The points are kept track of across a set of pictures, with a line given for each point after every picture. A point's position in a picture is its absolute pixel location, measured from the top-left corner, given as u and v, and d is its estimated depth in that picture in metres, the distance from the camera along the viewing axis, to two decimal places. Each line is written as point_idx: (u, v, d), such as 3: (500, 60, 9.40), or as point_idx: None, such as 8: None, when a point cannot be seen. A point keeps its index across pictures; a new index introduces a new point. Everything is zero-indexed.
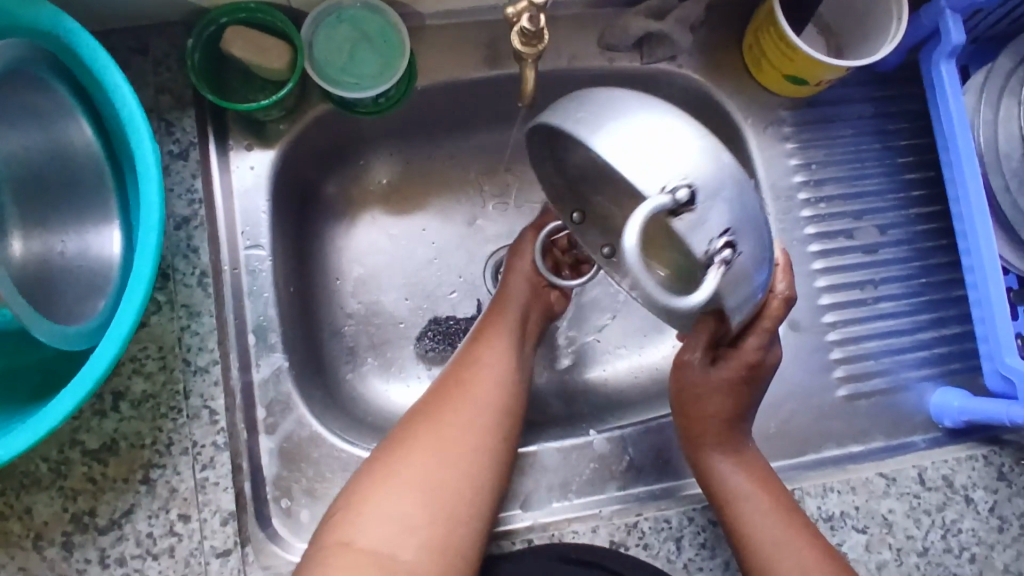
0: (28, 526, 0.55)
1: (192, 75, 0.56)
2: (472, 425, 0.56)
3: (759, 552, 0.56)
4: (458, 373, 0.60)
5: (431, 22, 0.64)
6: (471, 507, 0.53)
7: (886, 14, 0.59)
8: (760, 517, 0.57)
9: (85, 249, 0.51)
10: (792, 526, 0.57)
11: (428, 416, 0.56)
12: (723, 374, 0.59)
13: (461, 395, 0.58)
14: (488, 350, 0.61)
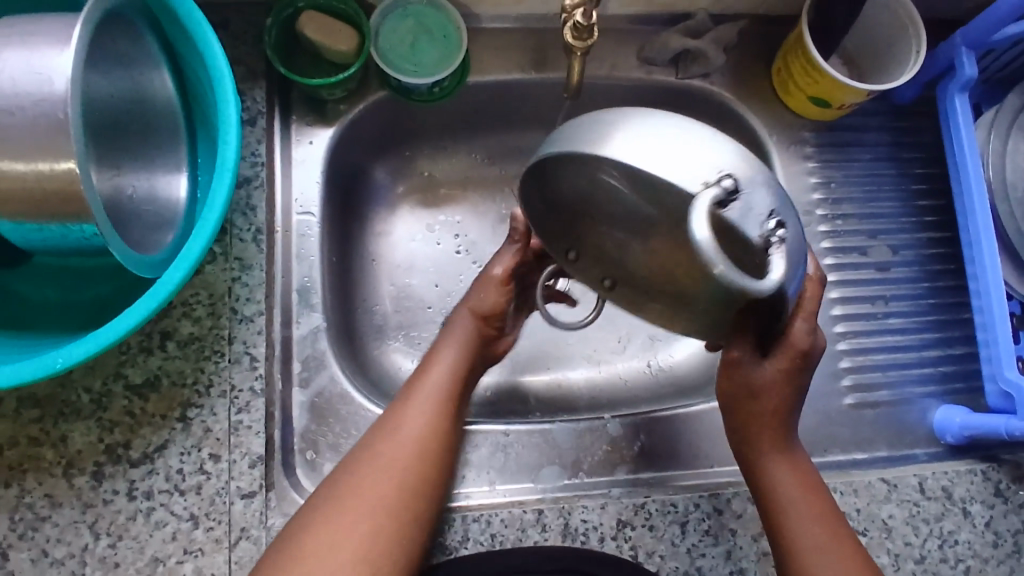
0: (62, 453, 0.57)
1: (268, 50, 0.62)
2: (381, 500, 0.53)
3: (795, 561, 0.54)
4: (376, 438, 0.56)
5: (486, 25, 0.69)
6: None
7: (906, 47, 0.65)
8: (801, 522, 0.55)
9: (153, 192, 0.56)
10: (831, 535, 0.55)
11: (340, 489, 0.53)
12: (773, 371, 0.54)
13: (397, 452, 0.55)
14: (408, 414, 0.57)
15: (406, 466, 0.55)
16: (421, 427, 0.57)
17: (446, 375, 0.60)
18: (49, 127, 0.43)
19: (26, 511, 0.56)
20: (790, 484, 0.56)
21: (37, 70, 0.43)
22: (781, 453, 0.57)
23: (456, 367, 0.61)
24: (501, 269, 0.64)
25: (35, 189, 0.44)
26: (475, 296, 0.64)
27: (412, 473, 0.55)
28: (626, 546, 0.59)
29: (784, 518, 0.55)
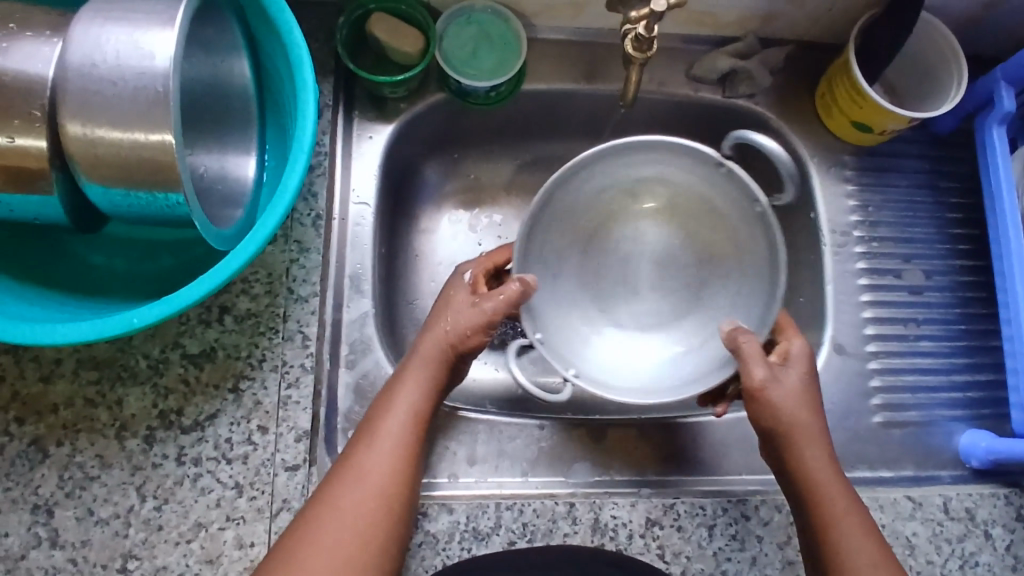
0: (116, 416, 0.60)
1: (339, 47, 0.66)
2: (346, 545, 0.50)
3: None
4: (334, 479, 0.53)
5: (543, 36, 0.73)
6: None
7: (948, 79, 0.67)
8: (851, 535, 0.53)
9: (224, 172, 0.59)
10: (881, 548, 0.53)
11: (301, 538, 0.50)
12: (794, 378, 0.57)
13: (345, 506, 0.51)
14: (366, 451, 0.53)
15: (357, 522, 0.51)
16: (383, 465, 0.53)
17: (405, 424, 0.55)
18: (150, 100, 0.46)
19: (76, 469, 0.59)
20: (835, 495, 0.55)
21: (141, 46, 0.46)
22: (825, 456, 0.56)
23: (413, 414, 0.56)
24: (483, 311, 0.57)
25: (129, 157, 0.48)
26: (438, 338, 0.58)
27: (364, 529, 0.51)
28: (653, 545, 0.60)
29: (831, 528, 0.54)
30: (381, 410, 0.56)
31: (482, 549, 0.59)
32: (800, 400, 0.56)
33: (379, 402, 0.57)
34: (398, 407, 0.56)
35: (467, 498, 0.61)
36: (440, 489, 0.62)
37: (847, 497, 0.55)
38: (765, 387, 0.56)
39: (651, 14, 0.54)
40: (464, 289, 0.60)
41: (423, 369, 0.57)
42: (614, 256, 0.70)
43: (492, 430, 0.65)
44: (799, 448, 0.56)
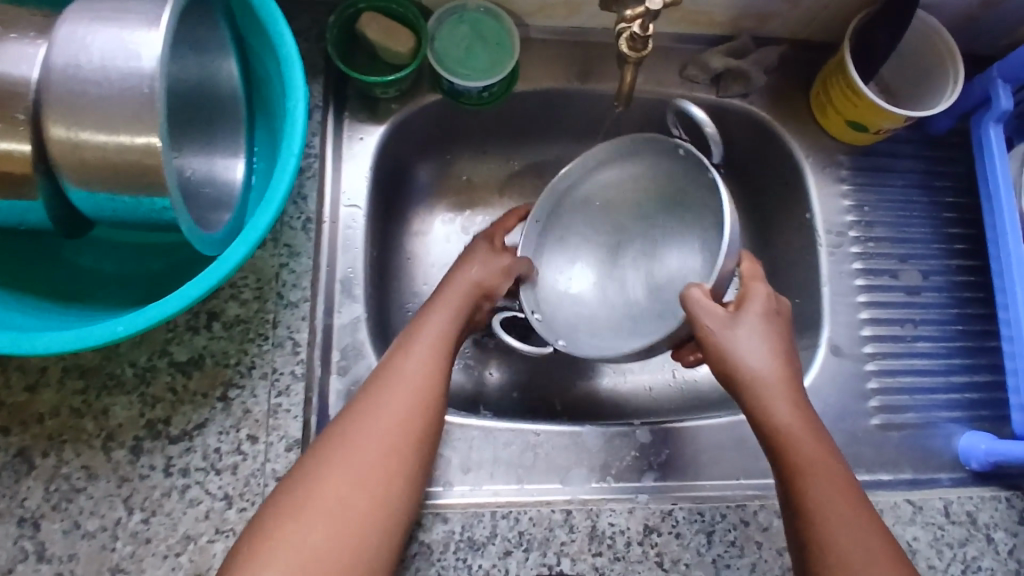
0: (102, 426, 0.58)
1: (329, 47, 0.64)
2: (384, 442, 0.52)
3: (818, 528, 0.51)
4: (373, 384, 0.55)
5: (536, 36, 0.72)
6: (381, 545, 0.49)
7: (944, 78, 0.66)
8: (815, 484, 0.52)
9: (212, 176, 0.58)
10: (851, 504, 0.51)
11: (339, 434, 0.52)
12: (752, 319, 0.58)
13: (359, 442, 0.51)
14: (406, 359, 0.57)
15: (371, 459, 0.51)
16: (420, 371, 0.56)
17: (424, 368, 0.56)
18: (136, 101, 0.44)
19: (62, 481, 0.57)
20: (798, 436, 0.54)
21: (127, 46, 0.45)
22: (785, 399, 0.56)
23: (430, 362, 0.57)
24: (489, 266, 0.65)
25: (115, 160, 0.46)
26: (461, 296, 0.63)
27: (380, 465, 0.51)
28: (651, 552, 0.59)
29: (796, 471, 0.53)
30: (398, 356, 0.57)
31: (477, 558, 0.58)
32: (755, 345, 0.57)
33: (394, 350, 0.58)
34: (414, 354, 0.57)
35: (461, 506, 0.60)
36: (435, 497, 0.61)
37: (811, 439, 0.54)
38: (719, 335, 0.57)
39: (647, 11, 0.53)
40: (484, 249, 0.67)
41: (443, 319, 0.61)
42: (622, 265, 0.70)
43: (487, 437, 0.64)
44: (760, 390, 0.56)
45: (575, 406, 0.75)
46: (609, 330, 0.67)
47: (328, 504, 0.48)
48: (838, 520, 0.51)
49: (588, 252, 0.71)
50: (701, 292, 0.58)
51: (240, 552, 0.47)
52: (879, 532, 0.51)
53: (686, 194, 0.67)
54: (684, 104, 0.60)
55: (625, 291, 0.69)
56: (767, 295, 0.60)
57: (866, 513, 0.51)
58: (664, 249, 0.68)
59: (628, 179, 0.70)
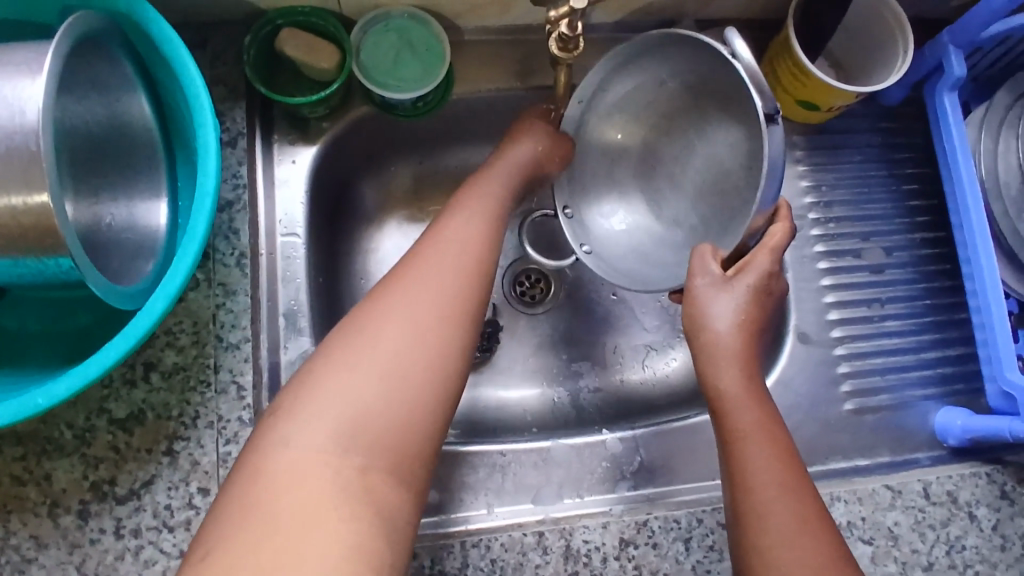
0: (46, 492, 0.55)
1: (247, 69, 0.61)
2: (431, 301, 0.49)
3: (748, 492, 0.51)
4: (409, 255, 0.53)
5: (469, 37, 0.68)
6: (434, 402, 0.46)
7: (892, 48, 0.64)
8: (755, 452, 0.52)
9: (132, 221, 0.54)
10: (788, 478, 0.51)
11: (379, 295, 0.49)
12: (742, 281, 0.57)
13: (403, 310, 0.48)
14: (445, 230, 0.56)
15: (418, 327, 0.48)
16: (464, 239, 0.55)
17: (467, 247, 0.55)
18: (22, 159, 0.42)
19: (11, 553, 0.54)
20: (743, 418, 0.54)
21: (9, 100, 0.42)
22: (738, 374, 0.55)
23: (472, 248, 0.55)
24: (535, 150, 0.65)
25: (8, 224, 0.44)
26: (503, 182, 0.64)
27: (427, 332, 0.48)
28: (629, 566, 0.57)
29: (738, 453, 0.53)
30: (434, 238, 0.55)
31: None
32: (729, 320, 0.57)
33: (430, 235, 0.56)
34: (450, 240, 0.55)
35: (430, 537, 0.58)
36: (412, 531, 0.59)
37: (756, 420, 0.54)
38: (700, 296, 0.57)
39: (572, 11, 0.50)
40: (536, 118, 0.67)
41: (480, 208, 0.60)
42: (664, 169, 0.65)
43: (452, 461, 0.62)
44: (716, 363, 0.56)
45: (546, 416, 0.72)
46: (648, 246, 0.65)
47: (375, 360, 0.45)
48: (772, 501, 0.50)
49: (621, 158, 0.66)
50: (710, 250, 0.57)
51: (275, 417, 0.44)
52: (817, 520, 0.50)
53: (729, 107, 0.59)
54: (728, 34, 0.51)
55: (667, 202, 0.65)
56: (771, 270, 0.57)
57: (805, 500, 0.51)
58: (708, 160, 0.61)
59: (663, 87, 0.62)
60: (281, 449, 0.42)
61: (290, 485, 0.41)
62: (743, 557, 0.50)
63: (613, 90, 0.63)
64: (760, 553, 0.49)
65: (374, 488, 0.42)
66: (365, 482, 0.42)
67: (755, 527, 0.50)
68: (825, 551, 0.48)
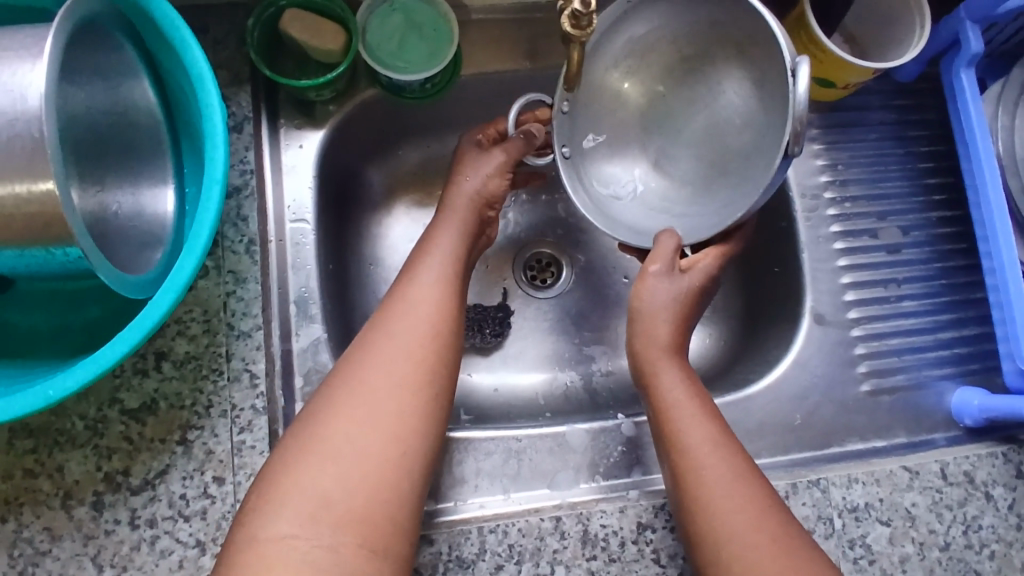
0: (58, 484, 0.54)
1: (252, 52, 0.60)
2: (393, 375, 0.51)
3: (682, 457, 0.53)
4: (374, 324, 0.55)
5: (476, 16, 0.67)
6: (407, 472, 0.48)
7: (908, 24, 0.63)
8: (689, 420, 0.55)
9: (140, 209, 0.53)
10: (720, 443, 0.54)
11: (343, 375, 0.51)
12: (684, 280, 0.60)
13: (361, 401, 0.50)
14: (409, 289, 0.56)
15: (381, 402, 0.50)
16: (430, 299, 0.56)
17: (428, 309, 0.55)
18: (25, 147, 0.41)
19: (24, 546, 0.53)
20: (674, 389, 0.57)
21: (11, 87, 0.41)
22: (667, 359, 0.58)
23: (431, 312, 0.55)
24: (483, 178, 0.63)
25: (13, 214, 0.43)
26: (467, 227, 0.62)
27: (392, 416, 0.49)
28: (647, 550, 0.57)
29: (671, 421, 0.55)
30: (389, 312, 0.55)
31: None
32: (665, 302, 0.59)
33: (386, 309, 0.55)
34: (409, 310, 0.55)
35: (447, 524, 0.57)
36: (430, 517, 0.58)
37: (684, 390, 0.57)
38: (646, 280, 0.59)
39: None
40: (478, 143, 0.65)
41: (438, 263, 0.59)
42: (674, 128, 0.64)
43: (467, 447, 0.61)
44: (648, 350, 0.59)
45: (559, 401, 0.72)
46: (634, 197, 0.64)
47: (341, 444, 0.48)
48: (706, 461, 0.53)
49: (632, 108, 0.64)
50: (675, 240, 0.59)
51: (244, 513, 0.46)
52: (747, 469, 0.53)
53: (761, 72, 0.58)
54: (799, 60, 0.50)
55: (662, 146, 0.64)
56: (715, 274, 0.62)
57: (733, 452, 0.53)
58: (722, 138, 0.62)
59: (703, 42, 0.61)
60: (258, 539, 0.44)
61: (270, 567, 0.43)
62: (689, 516, 0.52)
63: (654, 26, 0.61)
64: (705, 523, 0.50)
65: (354, 557, 0.45)
66: (340, 556, 0.44)
67: (697, 495, 0.51)
68: (757, 496, 0.51)
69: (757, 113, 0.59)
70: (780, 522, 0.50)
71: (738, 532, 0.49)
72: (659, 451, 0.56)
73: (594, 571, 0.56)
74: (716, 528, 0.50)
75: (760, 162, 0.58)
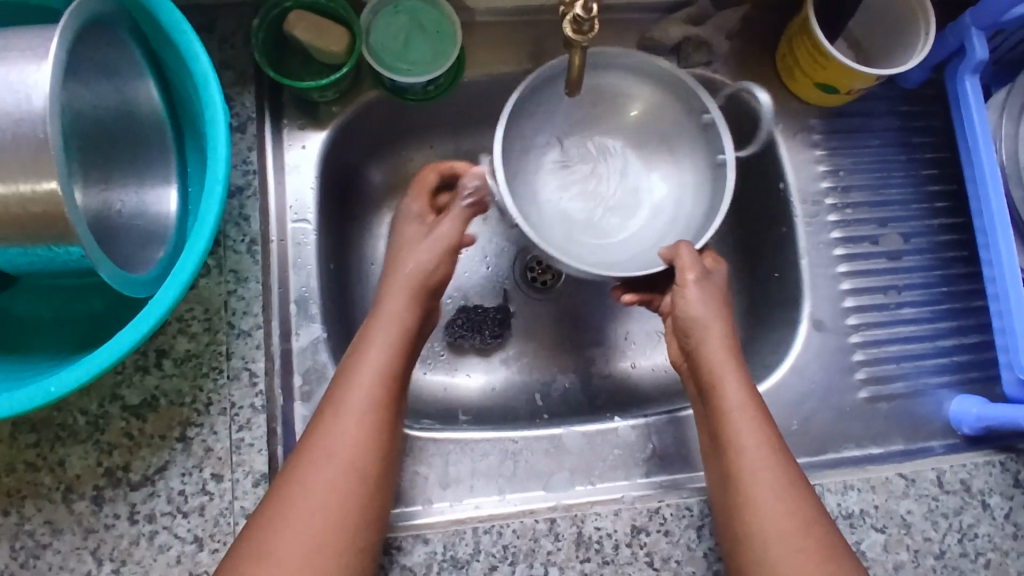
0: (60, 478, 0.55)
1: (256, 52, 0.60)
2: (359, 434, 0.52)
3: (739, 464, 0.53)
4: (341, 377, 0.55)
5: (480, 19, 0.67)
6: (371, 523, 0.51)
7: (914, 30, 0.63)
8: (747, 424, 0.54)
9: (142, 207, 0.54)
10: (776, 453, 0.54)
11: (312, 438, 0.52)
12: (717, 287, 0.61)
13: (330, 463, 0.51)
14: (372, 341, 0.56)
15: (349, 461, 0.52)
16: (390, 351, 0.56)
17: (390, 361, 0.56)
18: (29, 147, 0.42)
19: (25, 539, 0.54)
20: (737, 392, 0.56)
21: (16, 86, 0.42)
22: (728, 357, 0.57)
23: (392, 357, 0.56)
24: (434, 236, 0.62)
25: (17, 212, 0.43)
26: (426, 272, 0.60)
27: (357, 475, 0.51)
28: (641, 553, 0.57)
29: (727, 423, 0.55)
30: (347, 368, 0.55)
31: None
32: (709, 307, 0.59)
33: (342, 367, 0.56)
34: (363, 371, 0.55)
35: (443, 523, 0.58)
36: (413, 517, 0.59)
37: (743, 393, 0.56)
38: (688, 288, 0.60)
39: None
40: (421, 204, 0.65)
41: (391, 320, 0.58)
42: (608, 176, 0.71)
43: (464, 448, 0.62)
44: (709, 349, 0.58)
45: (556, 403, 0.72)
46: (557, 220, 0.70)
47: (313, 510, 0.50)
48: (758, 466, 0.53)
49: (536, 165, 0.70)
50: (691, 253, 0.61)
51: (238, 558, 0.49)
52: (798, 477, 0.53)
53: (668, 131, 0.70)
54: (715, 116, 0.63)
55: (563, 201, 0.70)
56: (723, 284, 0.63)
57: (789, 461, 0.54)
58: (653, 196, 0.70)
59: (637, 97, 0.69)
60: None
61: None
62: (736, 517, 0.52)
63: (633, 87, 0.68)
64: (753, 530, 0.51)
65: None
66: None
67: (749, 510, 0.52)
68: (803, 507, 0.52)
69: (661, 158, 0.70)
70: (825, 530, 0.51)
71: (783, 540, 0.50)
72: (711, 449, 0.56)
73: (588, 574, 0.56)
74: (762, 535, 0.51)
75: (686, 194, 0.69)
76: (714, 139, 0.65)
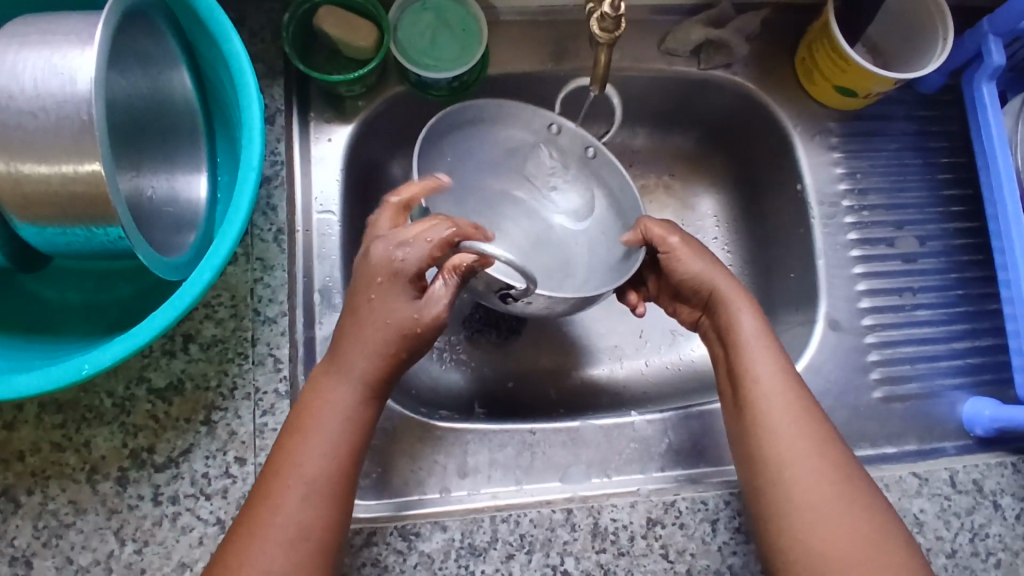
0: (85, 459, 0.56)
1: (286, 46, 0.61)
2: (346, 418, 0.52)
3: (752, 412, 0.55)
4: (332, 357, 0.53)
5: (505, 17, 0.68)
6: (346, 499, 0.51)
7: (932, 35, 0.64)
8: (761, 373, 0.56)
9: (174, 194, 0.55)
10: (790, 404, 0.55)
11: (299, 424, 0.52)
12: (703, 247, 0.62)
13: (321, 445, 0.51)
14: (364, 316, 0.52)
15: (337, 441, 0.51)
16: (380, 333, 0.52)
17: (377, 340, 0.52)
18: (73, 129, 0.43)
19: (49, 518, 0.55)
20: (751, 343, 0.57)
21: (60, 71, 0.43)
22: (737, 309, 0.59)
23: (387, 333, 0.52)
24: (416, 309, 0.52)
25: (58, 192, 0.45)
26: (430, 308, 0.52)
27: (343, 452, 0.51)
28: (656, 545, 0.58)
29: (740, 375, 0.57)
30: (309, 408, 0.52)
31: (479, 564, 0.56)
32: (705, 265, 0.61)
33: (302, 408, 0.52)
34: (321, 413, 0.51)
35: (460, 512, 0.59)
36: (432, 505, 0.59)
37: (760, 345, 0.57)
38: (677, 253, 0.61)
39: None
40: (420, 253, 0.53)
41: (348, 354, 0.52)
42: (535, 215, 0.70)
43: (482, 438, 0.63)
44: (720, 294, 0.60)
45: (572, 397, 0.73)
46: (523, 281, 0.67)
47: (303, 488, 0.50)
48: (773, 397, 0.55)
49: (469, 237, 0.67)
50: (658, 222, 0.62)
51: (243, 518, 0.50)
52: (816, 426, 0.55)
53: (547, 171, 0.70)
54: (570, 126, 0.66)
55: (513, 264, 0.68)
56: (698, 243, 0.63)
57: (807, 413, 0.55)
58: (583, 235, 0.69)
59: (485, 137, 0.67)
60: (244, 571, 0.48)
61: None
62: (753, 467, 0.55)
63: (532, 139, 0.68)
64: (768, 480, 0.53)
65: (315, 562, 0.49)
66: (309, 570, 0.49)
67: (760, 458, 0.54)
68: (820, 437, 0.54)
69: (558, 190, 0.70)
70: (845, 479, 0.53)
71: (797, 489, 0.52)
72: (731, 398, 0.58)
73: (603, 564, 0.57)
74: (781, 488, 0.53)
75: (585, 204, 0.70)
76: (569, 141, 0.67)
